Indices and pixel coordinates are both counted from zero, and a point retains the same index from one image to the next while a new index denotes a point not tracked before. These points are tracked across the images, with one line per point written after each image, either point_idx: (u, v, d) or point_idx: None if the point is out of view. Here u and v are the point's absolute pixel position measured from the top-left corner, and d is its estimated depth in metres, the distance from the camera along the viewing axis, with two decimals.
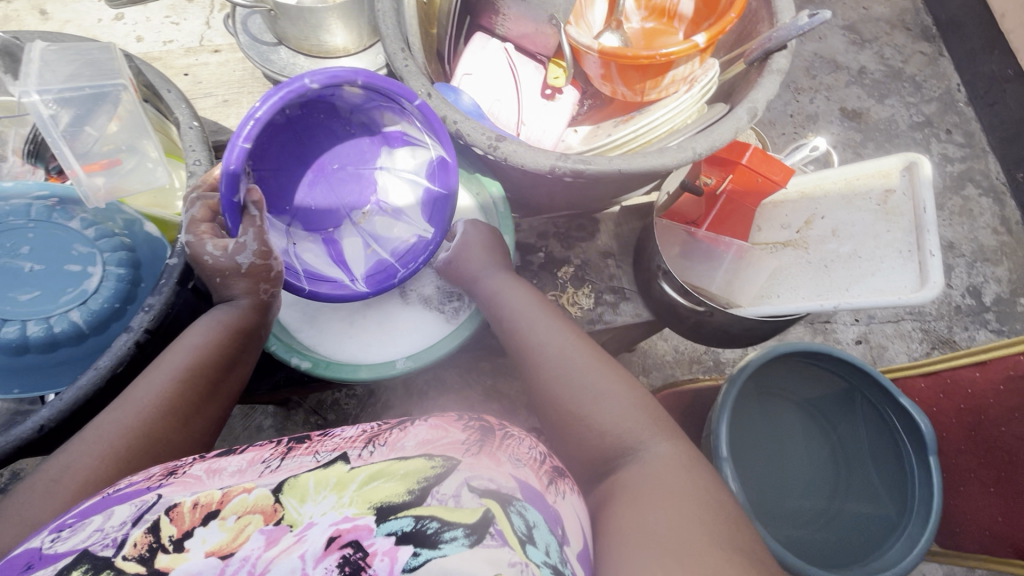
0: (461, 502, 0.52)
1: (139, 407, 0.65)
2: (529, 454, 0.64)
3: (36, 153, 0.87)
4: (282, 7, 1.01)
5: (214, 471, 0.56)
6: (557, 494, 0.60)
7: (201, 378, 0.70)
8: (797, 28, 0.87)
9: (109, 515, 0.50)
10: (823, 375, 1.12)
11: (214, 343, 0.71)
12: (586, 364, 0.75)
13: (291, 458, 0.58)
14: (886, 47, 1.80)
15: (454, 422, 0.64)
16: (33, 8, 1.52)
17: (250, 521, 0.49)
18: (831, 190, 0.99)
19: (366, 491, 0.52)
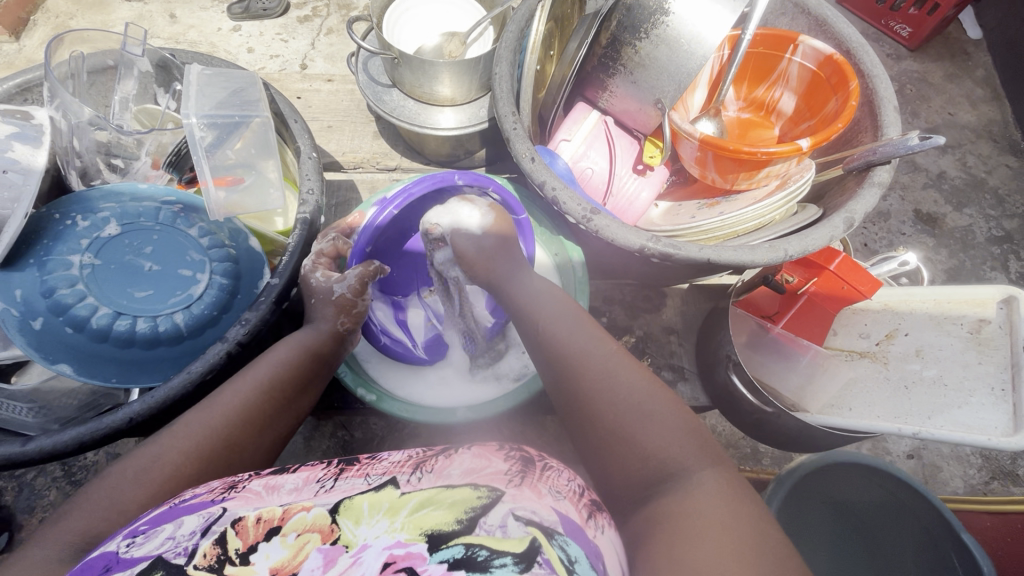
0: (508, 532, 0.46)
1: (223, 410, 0.64)
2: (570, 486, 0.55)
3: (175, 163, 0.93)
4: (406, 58, 1.10)
5: (273, 487, 0.53)
6: (597, 530, 0.51)
7: (278, 393, 0.69)
8: (906, 147, 0.86)
9: (177, 525, 0.48)
10: (875, 484, 1.01)
11: (296, 360, 0.73)
12: (623, 372, 0.64)
13: (344, 479, 0.54)
14: (969, 155, 1.64)
15: (496, 452, 0.58)
16: (165, 11, 1.76)
17: (308, 539, 0.46)
18: (919, 309, 0.96)
19: (416, 517, 0.48)
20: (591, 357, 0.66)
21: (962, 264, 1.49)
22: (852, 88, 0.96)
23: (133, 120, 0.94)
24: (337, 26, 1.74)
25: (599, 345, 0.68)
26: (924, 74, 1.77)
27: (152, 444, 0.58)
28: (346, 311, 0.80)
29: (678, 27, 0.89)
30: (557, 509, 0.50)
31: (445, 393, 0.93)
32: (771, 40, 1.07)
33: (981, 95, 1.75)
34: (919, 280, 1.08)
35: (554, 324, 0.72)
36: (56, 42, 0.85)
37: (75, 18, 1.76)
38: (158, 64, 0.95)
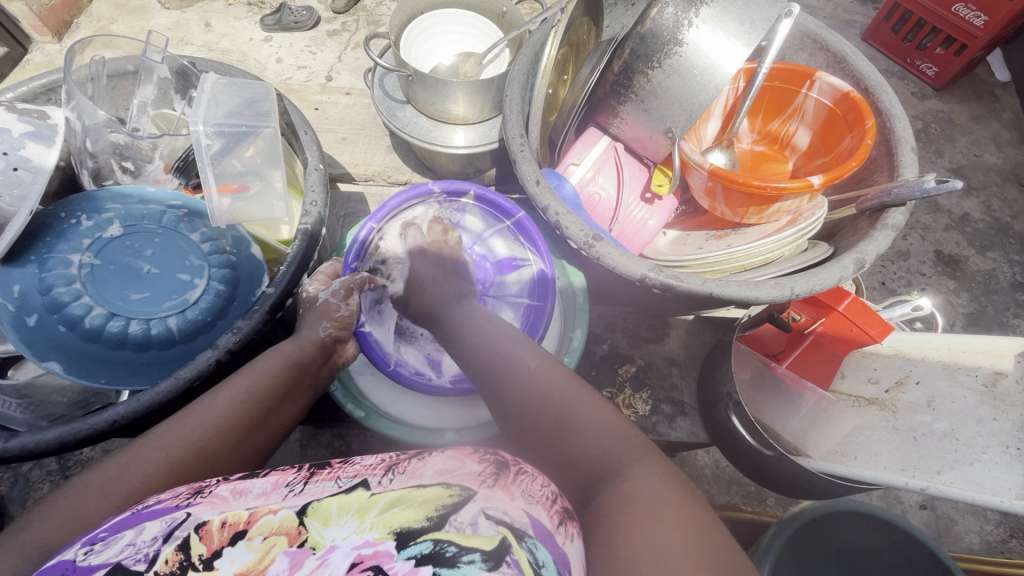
0: (478, 530, 0.46)
1: (199, 422, 0.63)
2: (543, 491, 0.54)
3: (182, 168, 0.93)
4: (421, 76, 1.11)
5: (240, 492, 0.51)
6: (567, 538, 0.50)
7: (255, 404, 0.68)
8: (921, 190, 0.84)
9: (138, 530, 0.46)
10: (884, 534, 0.95)
11: (279, 372, 0.72)
12: (558, 386, 0.65)
13: (314, 483, 0.52)
14: (995, 198, 1.60)
15: (470, 453, 0.56)
16: (200, 21, 1.82)
17: (275, 543, 0.46)
18: (931, 357, 0.92)
19: (386, 515, 0.47)
20: (526, 372, 0.67)
21: (984, 309, 1.44)
22: (868, 126, 0.94)
23: (150, 124, 0.95)
24: (361, 41, 1.78)
25: (532, 360, 0.69)
26: (949, 113, 1.74)
27: (120, 458, 0.57)
28: (329, 317, 0.81)
29: (692, 58, 0.88)
30: (529, 512, 0.49)
31: (434, 413, 0.91)
32: (787, 75, 1.06)
33: (1008, 137, 1.71)
34: (934, 325, 1.04)
35: (494, 344, 0.73)
36: (79, 46, 0.89)
37: (113, 22, 1.82)
38: (177, 71, 0.97)
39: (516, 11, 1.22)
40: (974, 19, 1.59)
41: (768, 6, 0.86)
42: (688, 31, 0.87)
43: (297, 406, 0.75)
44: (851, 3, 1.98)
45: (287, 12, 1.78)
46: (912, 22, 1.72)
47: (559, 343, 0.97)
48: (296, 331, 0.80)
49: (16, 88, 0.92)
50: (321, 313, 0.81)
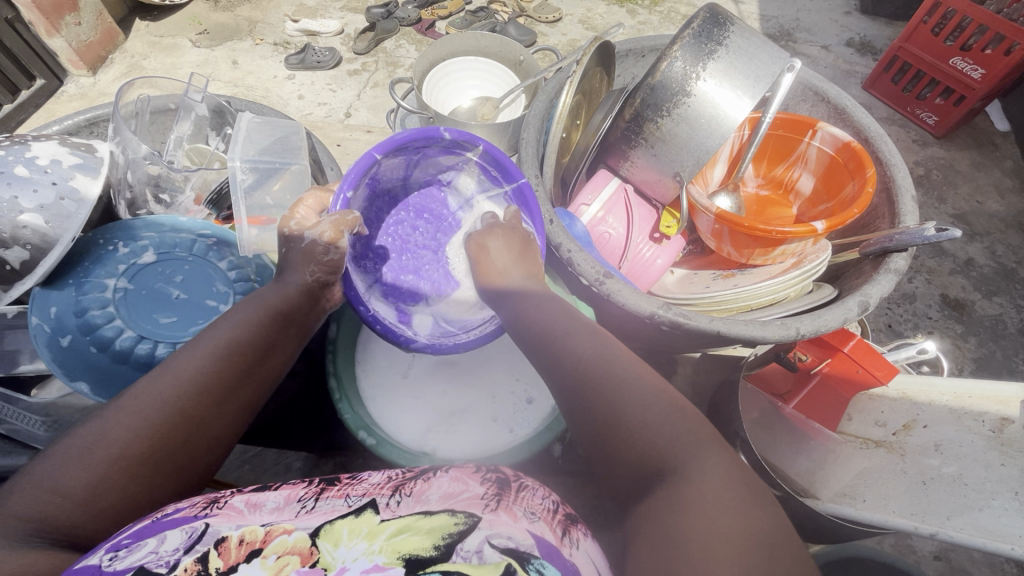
0: (484, 558, 0.46)
1: (177, 380, 0.60)
2: (544, 505, 0.57)
3: (215, 201, 0.98)
4: (441, 118, 1.17)
5: (254, 505, 0.52)
6: (571, 546, 0.53)
7: (233, 357, 0.64)
8: (922, 237, 0.87)
9: (161, 540, 0.47)
10: None
11: (257, 321, 0.68)
12: (628, 369, 0.60)
13: (325, 500, 0.53)
14: (999, 244, 1.63)
15: (473, 474, 0.58)
16: (229, 59, 1.93)
17: (287, 562, 0.45)
18: (937, 402, 0.93)
19: (395, 541, 0.47)
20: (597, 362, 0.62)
21: (992, 354, 1.44)
22: (869, 175, 0.98)
23: (184, 157, 1.00)
24: (382, 80, 1.88)
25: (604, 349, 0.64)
26: (950, 160, 1.79)
27: (96, 421, 0.56)
28: (316, 262, 0.75)
29: (700, 107, 0.93)
30: (533, 532, 0.51)
31: (449, 441, 0.92)
32: (791, 124, 1.11)
33: (1010, 185, 1.75)
34: (940, 369, 1.05)
35: (554, 325, 0.70)
36: (127, 86, 0.95)
37: (148, 58, 1.94)
38: (213, 109, 1.04)
39: (532, 60, 1.30)
40: (972, 72, 1.66)
41: (771, 62, 0.92)
42: (696, 83, 0.92)
43: (282, 354, 0.70)
44: (851, 55, 2.07)
45: (311, 53, 1.88)
46: (912, 74, 1.80)
47: None
48: (280, 274, 0.75)
49: (63, 122, 0.98)
50: (306, 256, 0.75)
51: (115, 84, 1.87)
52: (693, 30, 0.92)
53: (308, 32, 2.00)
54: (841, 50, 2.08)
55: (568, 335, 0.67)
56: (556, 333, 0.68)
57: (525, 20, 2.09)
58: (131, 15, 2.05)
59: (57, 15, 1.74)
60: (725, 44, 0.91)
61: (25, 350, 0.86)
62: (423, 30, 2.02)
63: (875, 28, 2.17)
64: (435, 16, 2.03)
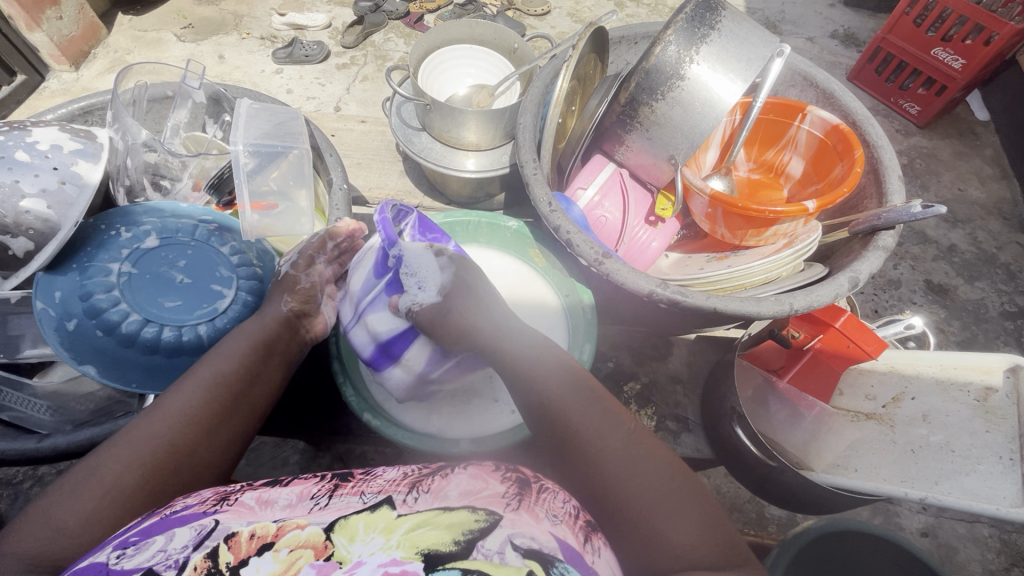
0: (505, 559, 0.46)
1: (169, 416, 0.63)
2: (566, 508, 0.55)
3: (216, 186, 0.99)
4: (438, 105, 1.18)
5: (266, 502, 0.53)
6: (594, 554, 0.52)
7: (221, 389, 0.68)
8: (908, 214, 0.90)
9: (169, 537, 0.48)
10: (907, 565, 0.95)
11: (245, 355, 0.72)
12: (646, 457, 0.59)
13: (339, 497, 0.54)
14: (980, 230, 1.67)
15: (492, 472, 0.57)
16: (216, 53, 1.91)
17: (301, 555, 0.47)
18: (925, 373, 0.96)
19: (412, 535, 0.48)
20: (611, 438, 0.61)
21: (975, 336, 1.49)
22: (857, 156, 1.01)
23: (181, 144, 1.00)
24: (372, 74, 1.87)
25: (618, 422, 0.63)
26: (933, 149, 1.83)
27: (93, 459, 0.58)
28: (293, 291, 0.82)
29: (694, 91, 0.95)
30: (556, 534, 0.50)
31: (451, 418, 0.94)
32: (781, 108, 1.14)
33: (990, 173, 1.80)
34: (927, 345, 1.09)
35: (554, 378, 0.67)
36: (125, 72, 0.95)
37: (133, 53, 1.92)
38: (211, 97, 1.05)
39: (526, 48, 1.31)
40: (952, 62, 1.70)
41: (762, 46, 0.95)
42: (690, 67, 0.94)
43: (266, 388, 0.73)
44: (836, 46, 2.11)
45: (299, 47, 1.87)
46: (894, 64, 1.84)
47: None
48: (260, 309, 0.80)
49: (57, 109, 0.97)
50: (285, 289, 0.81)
51: (99, 79, 1.85)
52: (686, 15, 0.94)
53: (296, 26, 1.99)
54: (825, 42, 2.12)
55: (570, 395, 0.65)
56: (561, 399, 0.65)
57: (514, 13, 2.09)
58: (114, 9, 2.03)
59: (38, 9, 1.71)
60: (718, 29, 0.94)
61: (27, 335, 0.86)
62: (411, 23, 2.02)
63: (858, 20, 2.22)
64: (424, 9, 2.03)
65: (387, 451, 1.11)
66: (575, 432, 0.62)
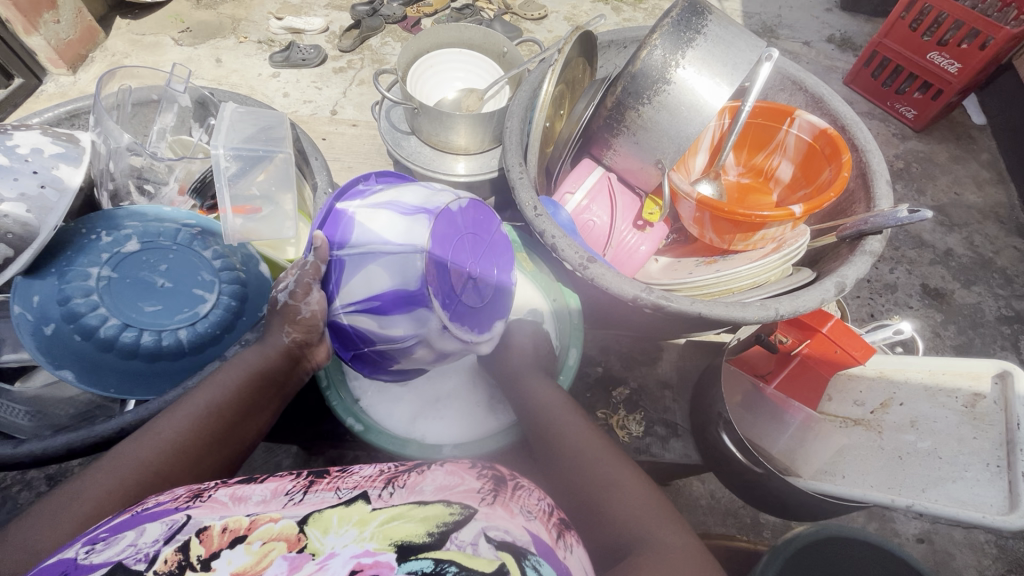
0: (479, 550, 0.46)
1: (159, 442, 0.62)
2: (540, 505, 0.56)
3: (199, 190, 0.99)
4: (427, 109, 1.18)
5: (239, 498, 0.51)
6: (566, 550, 0.52)
7: (215, 420, 0.67)
8: (895, 218, 0.89)
9: (140, 532, 0.46)
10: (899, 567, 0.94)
11: (244, 386, 0.70)
12: (606, 455, 0.72)
13: (314, 492, 0.53)
14: (976, 234, 1.67)
15: (468, 470, 0.58)
16: (212, 57, 1.92)
17: (273, 548, 0.45)
18: (913, 378, 0.97)
19: (387, 527, 0.47)
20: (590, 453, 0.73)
21: (971, 341, 1.48)
22: (845, 160, 1.01)
23: (167, 148, 1.00)
24: (367, 78, 1.88)
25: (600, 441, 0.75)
26: (928, 153, 1.83)
27: (77, 482, 0.56)
28: (293, 321, 0.74)
29: (679, 95, 0.95)
30: (530, 529, 0.51)
31: (429, 421, 0.93)
32: (769, 113, 1.13)
33: (986, 177, 1.80)
34: (916, 350, 1.08)
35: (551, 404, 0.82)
36: (108, 75, 0.95)
37: (130, 57, 1.92)
38: (196, 100, 1.04)
39: (516, 52, 1.31)
40: (950, 68, 1.70)
41: (748, 50, 0.94)
42: (676, 71, 0.94)
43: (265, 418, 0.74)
44: (832, 50, 2.11)
45: (295, 50, 1.88)
46: (889, 68, 1.84)
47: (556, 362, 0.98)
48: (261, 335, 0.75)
49: (43, 113, 0.97)
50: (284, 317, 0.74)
51: (95, 83, 1.85)
52: (672, 19, 0.94)
53: (292, 30, 1.99)
54: (821, 46, 2.12)
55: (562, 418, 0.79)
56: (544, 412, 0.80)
57: (511, 17, 2.10)
58: (111, 13, 2.03)
59: (35, 13, 1.72)
60: (703, 33, 0.93)
61: (8, 339, 0.85)
62: (408, 27, 2.02)
63: (854, 24, 2.22)
64: (420, 13, 2.03)
65: (374, 456, 1.11)
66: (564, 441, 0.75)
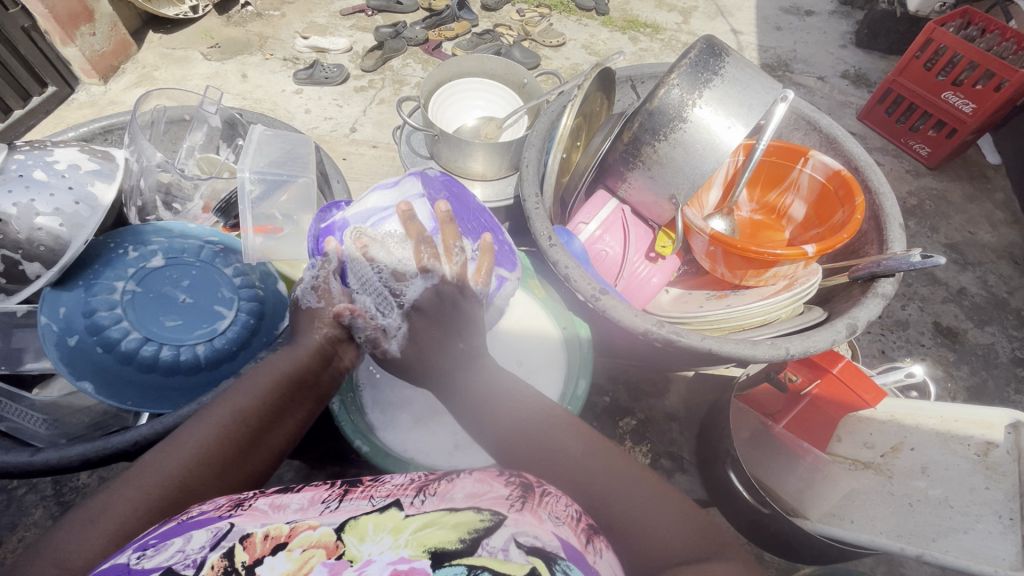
0: (510, 556, 0.45)
1: (182, 453, 0.60)
2: (569, 511, 0.54)
3: (224, 209, 1.01)
4: (446, 136, 1.21)
5: (279, 506, 0.51)
6: (596, 555, 0.51)
7: (240, 430, 0.65)
8: (907, 262, 0.90)
9: (187, 539, 0.46)
10: None
11: (267, 392, 0.68)
12: (606, 464, 0.61)
13: (349, 501, 0.52)
14: (990, 274, 1.66)
15: (498, 477, 0.57)
16: (239, 72, 1.98)
17: (312, 555, 0.44)
18: (925, 425, 0.95)
19: (420, 534, 0.46)
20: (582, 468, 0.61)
21: (984, 381, 1.46)
22: (858, 202, 1.02)
23: (195, 166, 1.04)
24: (388, 98, 1.92)
25: (585, 442, 0.63)
26: (941, 191, 1.83)
27: (104, 493, 0.56)
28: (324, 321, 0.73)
29: (695, 133, 0.97)
30: (558, 535, 0.49)
31: (435, 443, 0.94)
32: (784, 152, 1.15)
33: (1001, 218, 1.79)
34: (929, 395, 1.07)
35: (517, 408, 0.67)
36: (144, 96, 1.00)
37: (160, 69, 1.98)
38: (226, 121, 1.08)
39: (536, 83, 1.34)
40: (963, 106, 1.72)
41: (764, 92, 0.96)
42: (692, 110, 0.96)
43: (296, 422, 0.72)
44: (846, 87, 2.14)
45: (319, 69, 1.93)
46: (904, 107, 1.86)
47: (564, 393, 0.98)
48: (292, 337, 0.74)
49: (79, 128, 1.01)
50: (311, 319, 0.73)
51: (125, 93, 1.91)
52: (690, 60, 0.97)
53: (317, 49, 2.05)
54: (836, 82, 2.15)
55: (539, 431, 0.65)
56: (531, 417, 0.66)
57: (530, 44, 2.15)
58: (145, 27, 2.11)
59: (73, 26, 1.79)
60: (720, 74, 0.96)
61: (30, 348, 0.87)
62: (429, 50, 2.08)
63: (868, 62, 2.25)
64: (442, 37, 2.09)
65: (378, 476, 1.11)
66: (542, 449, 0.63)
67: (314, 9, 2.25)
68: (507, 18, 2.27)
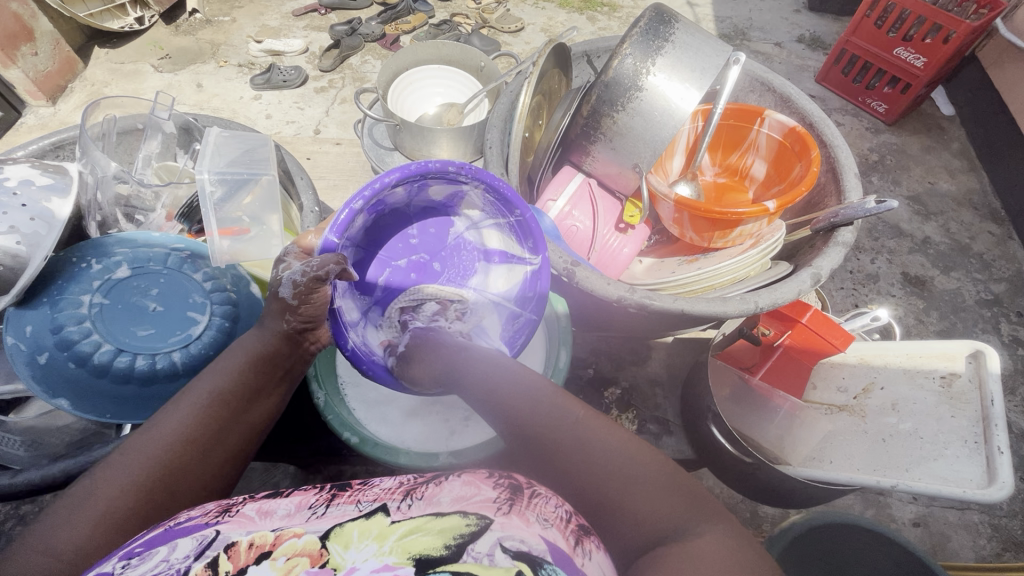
0: (495, 560, 0.45)
1: (160, 444, 0.60)
2: (558, 511, 0.52)
3: (187, 215, 1.00)
4: (408, 125, 1.21)
5: (266, 512, 0.51)
6: (585, 556, 0.49)
7: (214, 413, 0.64)
8: (864, 210, 0.93)
9: (172, 547, 0.46)
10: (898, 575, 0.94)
11: (239, 373, 0.68)
12: (594, 431, 0.61)
13: (337, 505, 0.52)
14: (952, 222, 1.72)
15: (485, 479, 0.55)
16: (193, 82, 1.93)
17: (297, 564, 0.44)
18: (893, 363, 1.00)
19: (405, 541, 0.46)
20: (574, 430, 0.61)
21: (953, 325, 1.52)
22: (814, 155, 1.05)
23: (153, 175, 1.02)
24: (349, 96, 1.90)
25: (577, 411, 0.64)
26: (901, 145, 1.89)
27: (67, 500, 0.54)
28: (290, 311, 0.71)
29: (653, 100, 0.99)
30: (546, 537, 0.48)
31: (427, 428, 0.95)
32: (740, 114, 1.17)
33: (958, 165, 1.86)
34: (894, 335, 1.12)
35: (510, 374, 0.71)
36: (93, 106, 0.97)
37: (110, 86, 1.93)
38: (181, 127, 1.06)
39: (493, 65, 1.34)
40: (914, 61, 1.76)
41: (715, 55, 0.98)
42: (647, 78, 0.98)
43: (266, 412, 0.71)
44: (803, 50, 2.18)
45: (276, 72, 1.90)
46: (858, 65, 1.91)
47: (548, 364, 1.00)
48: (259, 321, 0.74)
49: (28, 146, 0.99)
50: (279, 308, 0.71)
51: (75, 113, 1.85)
52: (640, 29, 0.98)
53: (272, 53, 2.02)
54: (792, 46, 2.19)
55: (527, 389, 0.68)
56: (528, 399, 0.67)
57: (488, 31, 2.14)
58: (89, 43, 2.04)
59: (12, 47, 1.73)
60: (672, 41, 0.97)
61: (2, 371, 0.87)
62: (387, 45, 2.05)
63: (821, 24, 2.29)
64: (399, 31, 2.07)
65: (371, 470, 1.11)
66: (541, 428, 0.63)
67: (265, 11, 2.20)
68: (463, 6, 2.26)
